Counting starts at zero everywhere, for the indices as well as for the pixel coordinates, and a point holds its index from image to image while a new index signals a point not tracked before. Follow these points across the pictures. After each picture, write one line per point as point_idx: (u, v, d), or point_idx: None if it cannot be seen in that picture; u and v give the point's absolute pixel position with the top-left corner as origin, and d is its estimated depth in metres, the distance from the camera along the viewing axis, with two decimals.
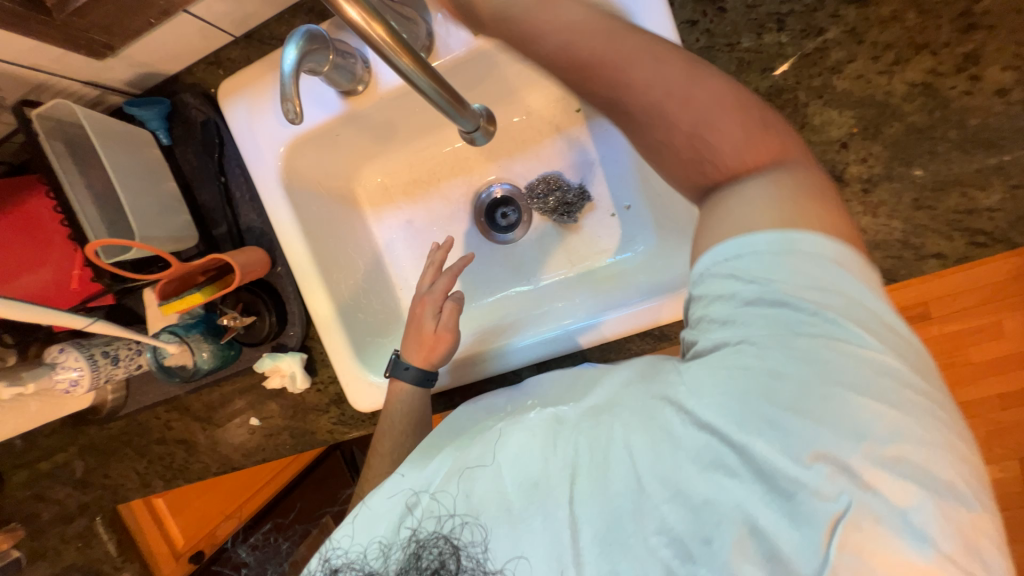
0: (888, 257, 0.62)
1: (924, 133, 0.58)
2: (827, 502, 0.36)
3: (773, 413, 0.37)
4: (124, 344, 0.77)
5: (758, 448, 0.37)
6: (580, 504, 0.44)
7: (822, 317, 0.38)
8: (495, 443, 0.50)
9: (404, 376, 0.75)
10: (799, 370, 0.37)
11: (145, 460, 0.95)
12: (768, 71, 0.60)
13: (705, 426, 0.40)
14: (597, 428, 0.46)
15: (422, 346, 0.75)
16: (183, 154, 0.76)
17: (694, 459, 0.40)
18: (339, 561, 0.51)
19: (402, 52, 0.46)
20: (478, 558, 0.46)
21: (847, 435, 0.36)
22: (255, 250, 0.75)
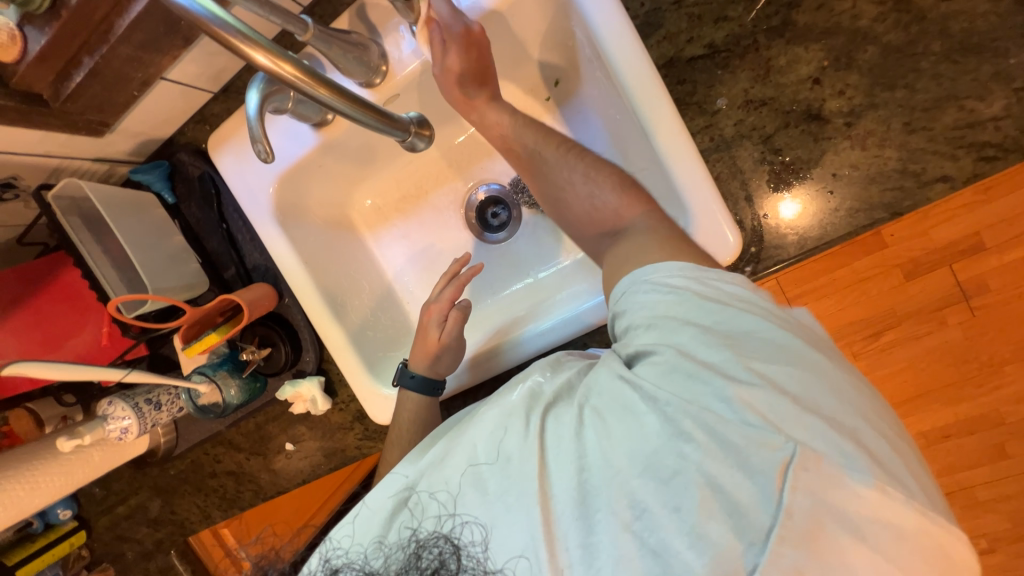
0: (888, 190, 0.58)
1: (904, 51, 0.54)
2: (778, 452, 0.39)
3: (714, 380, 0.42)
4: (164, 391, 0.84)
5: (708, 411, 0.42)
6: (558, 481, 0.45)
7: (738, 311, 0.46)
8: (479, 429, 0.51)
9: (413, 387, 0.78)
10: (732, 346, 0.44)
11: (203, 494, 1.03)
12: (722, 20, 0.58)
13: (660, 400, 0.44)
14: (563, 412, 0.48)
15: (426, 353, 0.78)
16: (188, 209, 0.83)
17: (659, 426, 0.43)
18: (339, 562, 0.53)
19: (315, 84, 0.48)
20: (477, 557, 0.47)
21: (777, 390, 0.42)
22: (261, 287, 0.79)
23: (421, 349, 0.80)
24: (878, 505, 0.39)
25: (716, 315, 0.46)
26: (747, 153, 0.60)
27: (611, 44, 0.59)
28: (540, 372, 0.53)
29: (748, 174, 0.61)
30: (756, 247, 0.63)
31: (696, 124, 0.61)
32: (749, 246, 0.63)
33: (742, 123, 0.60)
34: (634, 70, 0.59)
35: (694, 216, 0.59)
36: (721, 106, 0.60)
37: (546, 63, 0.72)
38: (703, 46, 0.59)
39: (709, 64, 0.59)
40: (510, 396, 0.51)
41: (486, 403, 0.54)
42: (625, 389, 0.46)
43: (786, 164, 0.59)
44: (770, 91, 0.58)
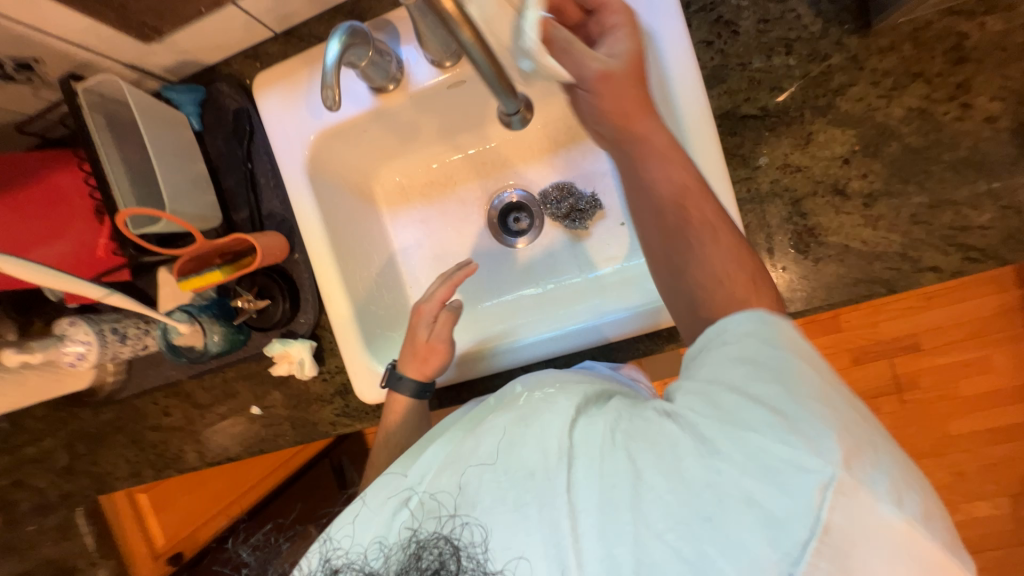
0: (888, 268, 0.65)
1: (920, 153, 0.62)
2: (815, 477, 0.38)
3: (751, 406, 0.42)
4: (134, 323, 0.77)
5: (749, 438, 0.41)
6: (578, 492, 0.46)
7: (793, 350, 0.45)
8: (492, 433, 0.52)
9: (399, 388, 0.76)
10: (771, 374, 0.43)
11: (137, 448, 0.93)
12: (777, 90, 0.64)
13: (699, 427, 0.43)
14: (592, 422, 0.48)
15: (416, 356, 0.76)
16: (212, 141, 0.79)
17: (693, 447, 0.43)
18: (339, 562, 0.52)
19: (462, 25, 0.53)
20: (477, 558, 0.47)
21: (818, 418, 0.40)
22: (276, 236, 0.75)
23: (411, 352, 0.78)
24: (905, 533, 0.39)
25: (766, 348, 0.45)
26: (776, 210, 0.66)
27: (679, 84, 0.64)
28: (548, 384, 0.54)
29: (774, 229, 0.67)
30: None
31: (737, 174, 0.67)
32: None
33: (777, 182, 0.66)
34: (694, 111, 0.64)
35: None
36: (761, 163, 0.66)
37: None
38: (757, 108, 0.65)
39: (759, 124, 0.66)
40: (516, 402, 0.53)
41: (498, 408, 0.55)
42: (666, 420, 0.45)
43: (808, 228, 0.66)
44: (806, 160, 0.65)
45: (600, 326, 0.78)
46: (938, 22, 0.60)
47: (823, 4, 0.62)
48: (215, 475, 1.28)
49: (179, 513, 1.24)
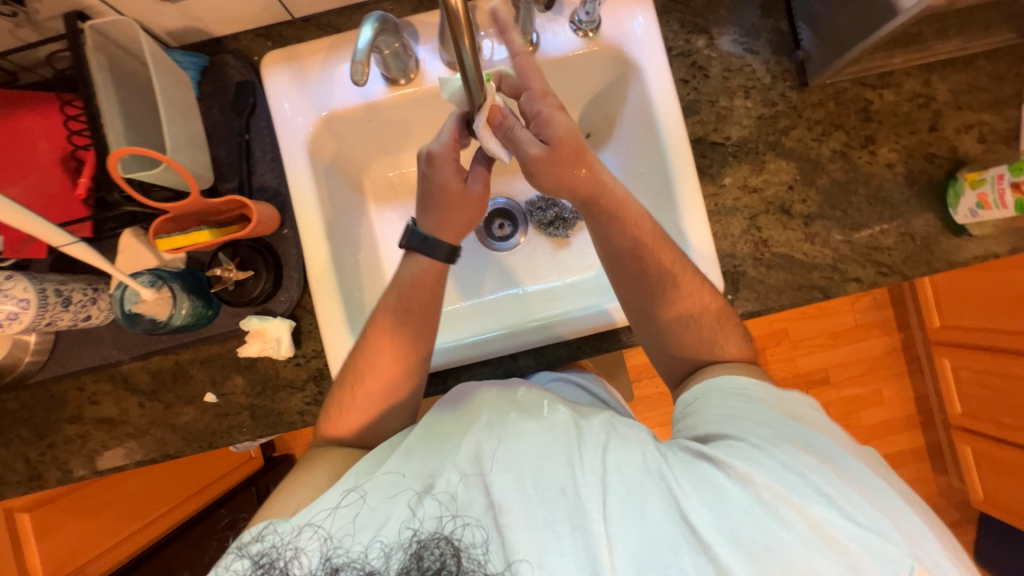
0: (824, 277, 0.78)
1: (844, 186, 0.78)
2: (888, 559, 0.45)
3: (803, 474, 0.49)
4: (82, 288, 0.69)
5: (795, 493, 0.48)
6: (617, 529, 0.48)
7: (795, 419, 0.56)
8: (525, 446, 0.53)
9: (434, 252, 0.66)
10: (799, 444, 0.52)
11: (44, 444, 0.78)
12: (738, 125, 0.78)
13: (754, 480, 0.49)
14: (626, 448, 0.53)
15: (446, 209, 0.65)
16: (207, 109, 0.77)
17: (750, 503, 0.48)
18: (340, 560, 0.49)
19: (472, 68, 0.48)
20: (478, 559, 0.48)
21: (871, 499, 0.48)
22: (269, 206, 0.73)
23: (438, 206, 0.65)
24: None
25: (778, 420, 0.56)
26: (737, 222, 0.78)
27: (663, 109, 0.76)
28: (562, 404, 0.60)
29: (735, 238, 0.78)
30: (731, 294, 0.78)
31: (707, 190, 0.78)
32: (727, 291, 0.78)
33: (738, 200, 0.78)
34: (674, 133, 0.75)
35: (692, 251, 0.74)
36: (726, 183, 0.78)
37: (586, 117, 0.89)
38: (723, 137, 0.78)
39: (724, 151, 0.78)
40: (541, 412, 0.57)
41: (518, 415, 0.57)
42: (706, 462, 0.51)
43: (763, 240, 0.78)
44: (761, 184, 0.78)
45: (556, 325, 0.82)
46: (851, 89, 0.78)
47: (771, 64, 0.78)
48: (123, 496, 1.14)
49: (70, 537, 1.01)
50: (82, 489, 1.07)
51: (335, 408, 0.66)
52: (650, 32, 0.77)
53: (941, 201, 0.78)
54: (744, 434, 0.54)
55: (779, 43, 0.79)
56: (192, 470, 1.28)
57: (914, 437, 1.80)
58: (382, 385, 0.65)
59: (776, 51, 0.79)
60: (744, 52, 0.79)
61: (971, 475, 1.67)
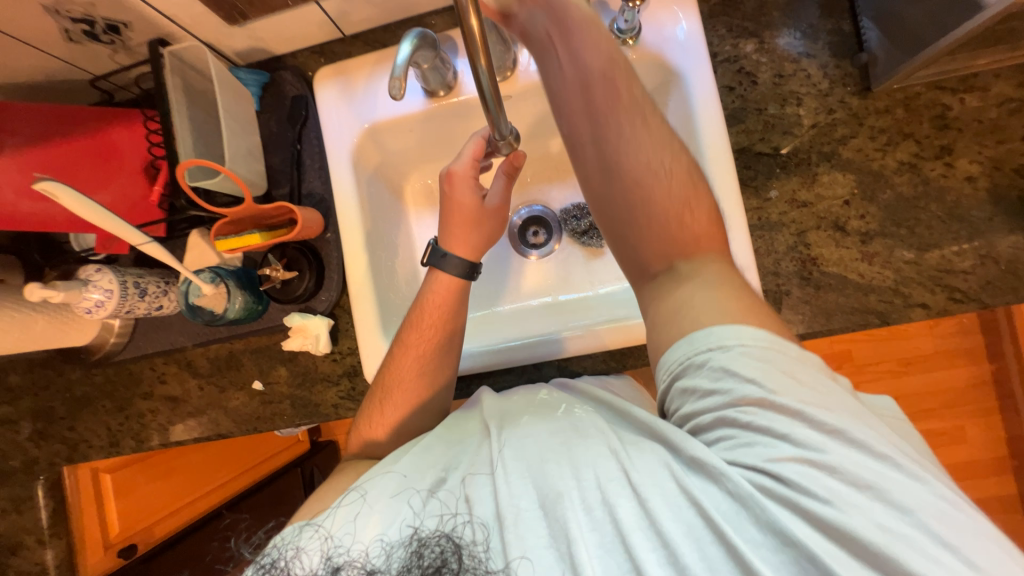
0: (882, 301, 0.71)
1: (911, 201, 0.70)
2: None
3: (829, 478, 0.41)
4: (156, 281, 0.78)
5: (822, 541, 0.40)
6: (614, 545, 0.47)
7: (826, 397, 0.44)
8: (531, 447, 0.54)
9: (448, 266, 0.68)
10: (834, 459, 0.42)
11: (122, 416, 0.89)
12: (787, 134, 0.73)
13: (774, 521, 0.42)
14: (632, 453, 0.49)
15: (461, 225, 0.68)
16: (266, 121, 0.84)
17: (767, 547, 0.42)
18: (341, 560, 0.52)
19: (479, 50, 0.43)
20: (478, 557, 0.50)
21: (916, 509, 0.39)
22: (314, 212, 0.78)
23: (454, 221, 0.68)
24: None
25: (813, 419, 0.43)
26: (783, 238, 0.73)
27: (704, 117, 0.72)
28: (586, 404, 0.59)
29: (780, 255, 0.73)
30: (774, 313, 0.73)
31: (750, 203, 0.74)
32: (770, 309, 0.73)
33: (785, 214, 0.73)
34: (715, 144, 0.72)
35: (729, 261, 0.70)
36: (772, 196, 0.73)
37: None
38: (770, 147, 0.74)
39: (771, 161, 0.73)
40: (555, 414, 0.58)
41: (530, 417, 0.59)
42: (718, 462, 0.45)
43: (811, 258, 0.72)
44: (811, 197, 0.72)
45: (589, 333, 0.80)
46: (925, 94, 0.70)
47: (829, 68, 0.72)
48: (187, 466, 1.26)
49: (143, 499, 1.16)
50: (153, 457, 1.18)
51: (363, 421, 0.68)
52: (694, 37, 0.73)
53: None
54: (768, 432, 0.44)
55: (839, 45, 0.73)
56: (250, 446, 1.39)
57: (1002, 485, 1.58)
58: (407, 386, 0.66)
59: (837, 54, 0.73)
60: (800, 56, 0.73)
61: None
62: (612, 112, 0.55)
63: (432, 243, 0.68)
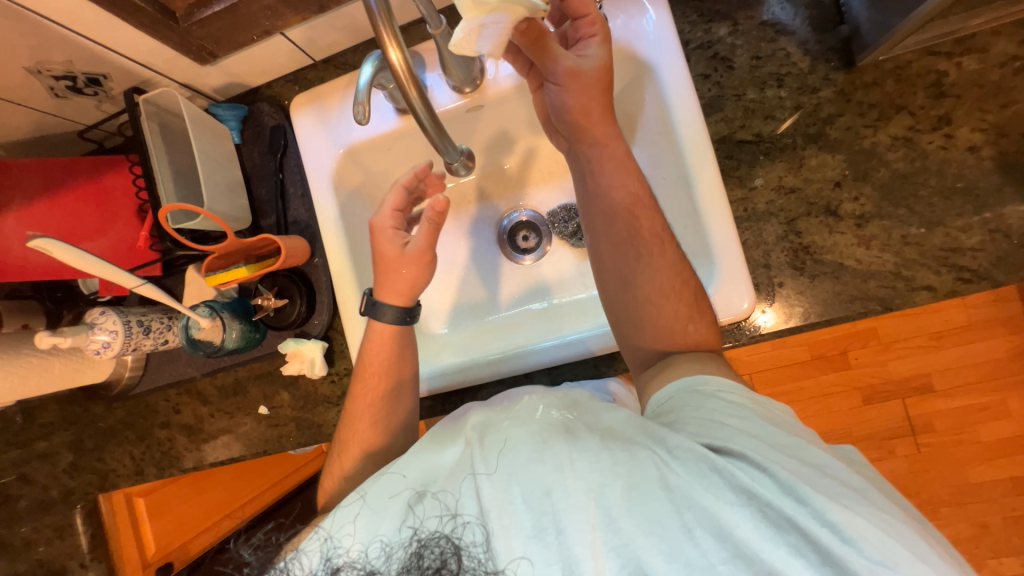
0: (883, 287, 0.67)
1: (908, 178, 0.66)
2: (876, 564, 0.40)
3: (782, 465, 0.45)
4: (158, 317, 0.81)
5: (802, 515, 0.42)
6: (615, 534, 0.42)
7: (779, 420, 0.51)
8: (518, 441, 0.49)
9: (379, 315, 0.68)
10: (781, 447, 0.47)
11: (144, 445, 0.94)
12: (769, 119, 0.70)
13: (756, 496, 0.43)
14: (617, 450, 0.47)
15: (388, 274, 0.68)
16: (249, 153, 0.86)
17: (753, 523, 0.42)
18: (340, 560, 0.48)
19: (410, 83, 0.47)
20: (478, 558, 0.44)
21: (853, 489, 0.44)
22: (299, 239, 0.80)
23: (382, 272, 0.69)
24: None
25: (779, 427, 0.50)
26: (772, 228, 0.70)
27: (678, 110, 0.70)
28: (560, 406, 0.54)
29: (770, 246, 0.70)
30: (769, 293, 0.70)
31: (735, 194, 0.71)
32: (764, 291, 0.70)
33: (772, 203, 0.70)
34: (693, 137, 0.69)
35: (717, 258, 0.67)
36: (757, 185, 0.70)
37: None
38: (751, 134, 0.70)
39: (754, 149, 0.70)
40: (534, 416, 0.53)
41: (510, 417, 0.54)
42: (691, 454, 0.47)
43: (803, 246, 0.69)
44: (799, 183, 0.69)
45: (580, 339, 0.80)
46: (918, 61, 0.65)
47: (810, 45, 0.68)
48: (216, 484, 1.32)
49: (179, 517, 1.23)
50: (182, 479, 1.23)
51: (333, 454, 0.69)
52: (663, 27, 0.71)
53: None
54: (730, 431, 0.49)
55: (820, 19, 0.68)
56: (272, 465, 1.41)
57: None
58: (377, 412, 0.68)
59: (817, 28, 0.68)
60: (777, 34, 0.69)
61: None
62: (634, 240, 0.65)
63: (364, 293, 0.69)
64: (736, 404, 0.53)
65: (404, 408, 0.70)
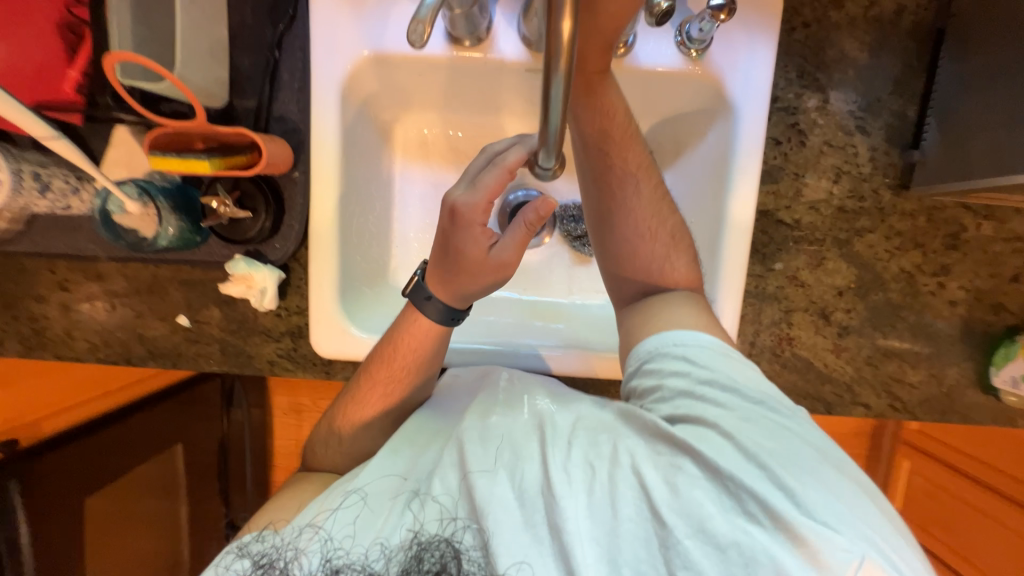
0: (833, 393, 0.74)
1: (895, 309, 0.72)
2: (848, 556, 0.42)
3: (755, 455, 0.47)
4: (63, 176, 0.67)
5: (772, 497, 0.45)
6: (587, 520, 0.48)
7: (759, 393, 0.51)
8: (506, 448, 0.53)
9: (427, 310, 0.60)
10: (754, 432, 0.48)
11: (8, 314, 0.76)
12: (813, 209, 0.70)
13: (722, 473, 0.47)
14: (594, 443, 0.52)
15: (453, 267, 0.56)
16: (239, 5, 0.66)
17: (716, 503, 0.46)
18: (340, 562, 0.51)
19: (563, 57, 0.35)
20: (478, 562, 0.49)
21: (826, 480, 0.46)
22: (283, 145, 0.65)
23: (445, 262, 0.57)
24: None
25: (744, 394, 0.50)
26: (770, 312, 0.72)
27: (740, 166, 0.66)
28: (545, 397, 0.58)
29: (762, 326, 0.73)
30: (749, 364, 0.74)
31: (753, 269, 0.72)
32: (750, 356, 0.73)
33: (781, 289, 0.72)
34: (742, 200, 0.67)
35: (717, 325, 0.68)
36: (776, 267, 0.72)
37: (654, 133, 0.76)
38: (791, 218, 0.70)
39: (787, 232, 0.71)
40: (522, 414, 0.56)
41: (496, 411, 0.57)
42: (676, 453, 0.49)
43: (788, 336, 0.73)
44: (811, 279, 0.71)
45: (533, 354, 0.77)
46: (951, 209, 0.69)
47: (878, 152, 0.69)
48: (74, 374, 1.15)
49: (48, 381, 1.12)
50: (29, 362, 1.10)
51: (319, 443, 0.67)
52: (761, 75, 0.65)
53: (985, 356, 0.72)
54: (702, 398, 0.51)
55: (897, 130, 0.68)
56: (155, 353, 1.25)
57: None
58: (377, 402, 0.64)
59: (890, 139, 0.68)
60: (855, 129, 0.68)
61: None
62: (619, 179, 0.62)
63: (416, 277, 0.60)
64: (711, 350, 0.53)
65: (415, 391, 0.65)
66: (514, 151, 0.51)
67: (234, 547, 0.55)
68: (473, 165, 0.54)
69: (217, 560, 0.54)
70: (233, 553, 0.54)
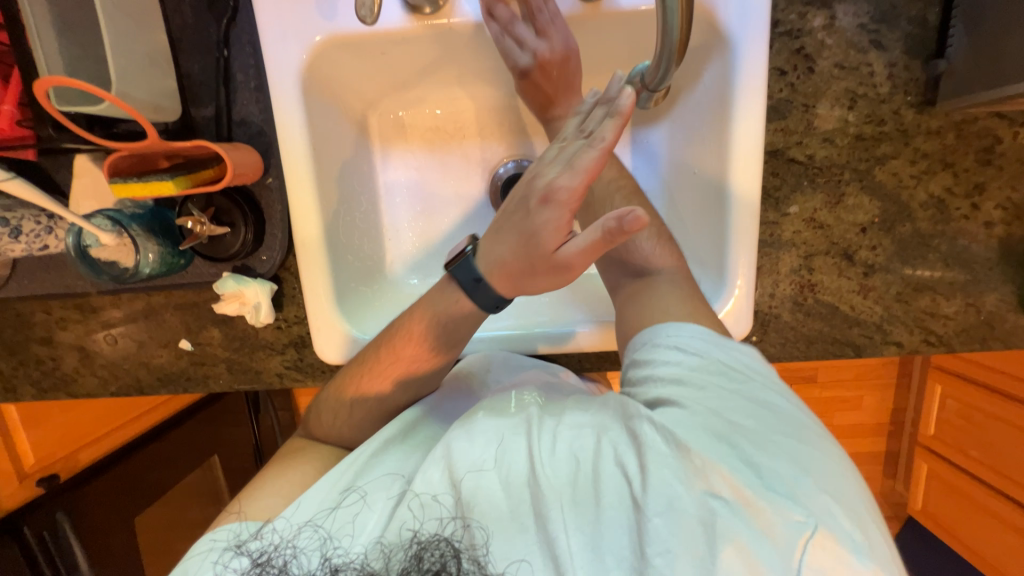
0: (862, 335, 0.70)
1: (924, 238, 0.66)
2: (800, 527, 0.39)
3: (725, 430, 0.43)
4: (32, 217, 0.65)
5: (740, 473, 0.41)
6: (565, 512, 0.44)
7: (743, 372, 0.48)
8: (483, 440, 0.49)
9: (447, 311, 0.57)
10: (731, 411, 0.45)
11: (16, 360, 0.76)
12: (827, 141, 0.64)
13: (690, 448, 0.42)
14: (576, 432, 0.48)
15: (522, 252, 0.51)
16: (178, 7, 0.62)
17: (685, 477, 0.41)
18: (340, 560, 0.47)
19: None
20: (479, 561, 0.44)
21: (797, 462, 0.42)
22: (251, 152, 0.62)
23: (517, 242, 0.52)
24: None
25: (727, 372, 0.48)
26: (789, 260, 0.68)
27: (741, 103, 0.60)
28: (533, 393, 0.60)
29: (781, 276, 0.69)
30: (770, 316, 0.70)
31: (767, 216, 0.67)
32: (770, 308, 0.70)
33: (798, 234, 0.67)
34: (747, 136, 0.61)
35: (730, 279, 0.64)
36: (791, 212, 0.66)
37: None
38: (804, 154, 0.65)
39: (801, 171, 0.65)
40: (508, 410, 0.55)
41: (482, 411, 0.55)
42: (645, 426, 0.44)
43: (810, 283, 0.69)
44: (830, 219, 0.66)
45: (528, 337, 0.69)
46: (984, 120, 0.63)
47: (896, 68, 0.62)
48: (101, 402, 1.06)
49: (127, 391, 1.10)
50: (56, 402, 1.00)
51: (310, 431, 0.64)
52: None
53: None
54: (688, 381, 0.47)
55: (917, 40, 0.61)
56: None
57: (880, 443, 1.68)
58: (383, 382, 0.62)
59: (910, 52, 0.61)
60: (869, 45, 0.61)
61: (914, 490, 1.65)
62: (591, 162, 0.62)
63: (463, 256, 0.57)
64: (704, 337, 0.50)
65: (416, 382, 0.63)
66: (612, 127, 0.46)
67: (231, 544, 0.51)
68: (569, 145, 0.49)
69: (215, 557, 0.51)
70: (231, 549, 0.51)
